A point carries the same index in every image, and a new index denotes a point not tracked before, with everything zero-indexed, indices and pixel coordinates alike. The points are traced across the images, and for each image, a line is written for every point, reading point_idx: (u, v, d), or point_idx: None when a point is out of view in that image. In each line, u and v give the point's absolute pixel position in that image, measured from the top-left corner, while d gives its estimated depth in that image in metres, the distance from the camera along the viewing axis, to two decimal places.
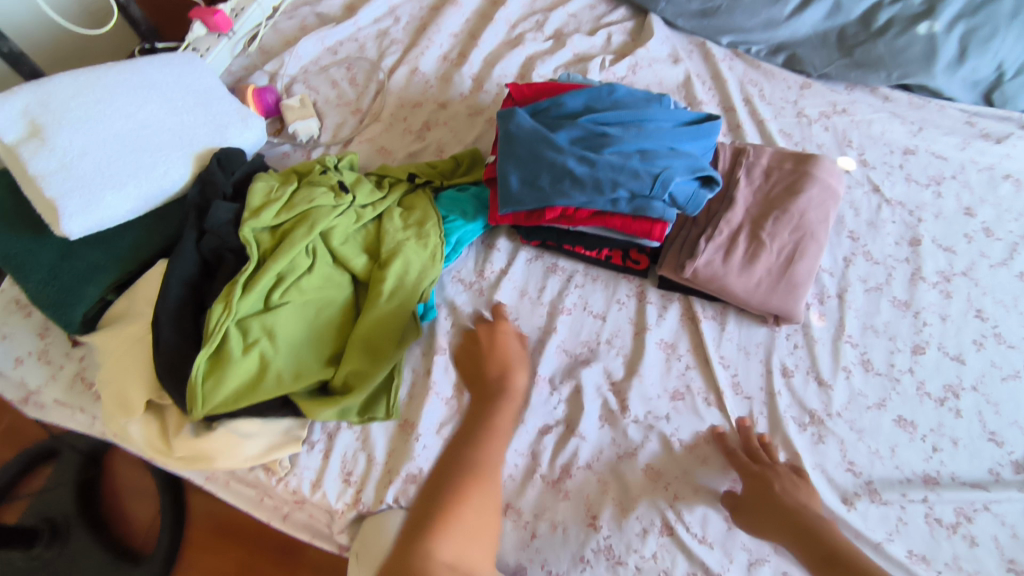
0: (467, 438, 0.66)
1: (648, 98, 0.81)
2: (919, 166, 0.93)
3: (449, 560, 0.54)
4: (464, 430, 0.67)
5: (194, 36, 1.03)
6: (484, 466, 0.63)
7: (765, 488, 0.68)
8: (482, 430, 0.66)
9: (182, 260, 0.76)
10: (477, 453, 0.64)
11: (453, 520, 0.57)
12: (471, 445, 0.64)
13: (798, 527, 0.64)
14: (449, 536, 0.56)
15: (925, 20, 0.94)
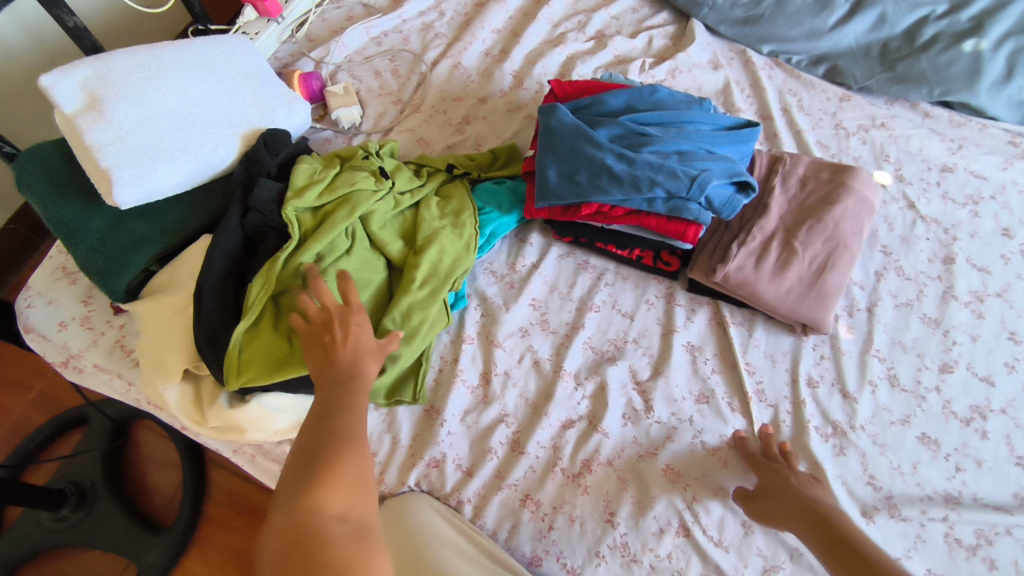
0: (329, 408, 0.56)
1: (689, 101, 0.82)
2: (958, 185, 0.92)
3: (338, 511, 0.48)
4: (322, 402, 0.56)
5: (245, 19, 1.07)
6: (357, 430, 0.54)
7: (782, 481, 0.69)
8: (343, 396, 0.57)
9: (227, 235, 0.79)
10: (349, 418, 0.55)
11: (335, 474, 0.50)
12: (334, 412, 0.55)
13: (808, 516, 0.65)
14: (332, 490, 0.48)
15: (971, 37, 0.93)
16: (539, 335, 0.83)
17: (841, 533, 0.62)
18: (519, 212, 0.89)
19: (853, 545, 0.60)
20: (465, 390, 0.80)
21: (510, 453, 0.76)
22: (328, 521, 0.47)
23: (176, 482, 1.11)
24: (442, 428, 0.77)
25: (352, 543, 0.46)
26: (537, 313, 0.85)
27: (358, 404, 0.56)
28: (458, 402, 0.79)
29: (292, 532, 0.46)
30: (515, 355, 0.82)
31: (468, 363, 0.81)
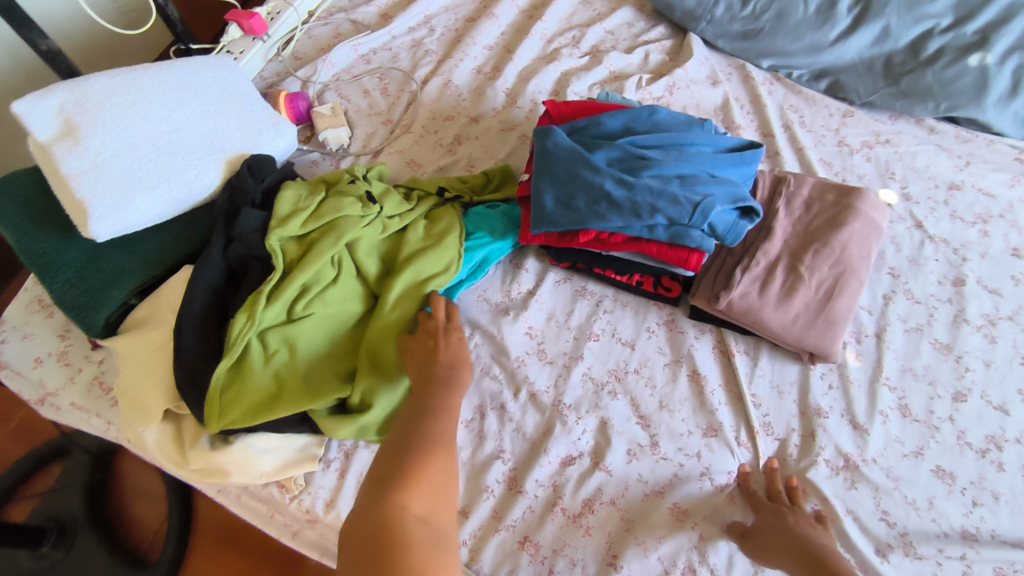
0: (423, 419, 0.58)
1: (689, 122, 0.79)
2: (966, 203, 0.89)
3: (421, 514, 0.49)
4: (415, 411, 0.59)
5: (229, 38, 1.03)
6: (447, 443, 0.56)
7: (778, 524, 0.65)
8: (438, 410, 0.59)
9: (208, 267, 0.76)
10: (439, 427, 0.57)
11: (422, 479, 0.51)
12: (428, 422, 0.58)
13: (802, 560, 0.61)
14: (417, 491, 0.50)
15: (977, 51, 0.90)
16: (535, 366, 0.80)
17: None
18: (514, 238, 0.86)
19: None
20: (459, 426, 0.77)
21: (507, 492, 0.73)
22: (410, 521, 0.48)
23: (161, 514, 1.06)
24: None
25: (431, 548, 0.47)
26: (533, 342, 0.82)
27: (443, 415, 0.59)
28: None
29: (377, 524, 0.47)
30: (511, 388, 0.79)
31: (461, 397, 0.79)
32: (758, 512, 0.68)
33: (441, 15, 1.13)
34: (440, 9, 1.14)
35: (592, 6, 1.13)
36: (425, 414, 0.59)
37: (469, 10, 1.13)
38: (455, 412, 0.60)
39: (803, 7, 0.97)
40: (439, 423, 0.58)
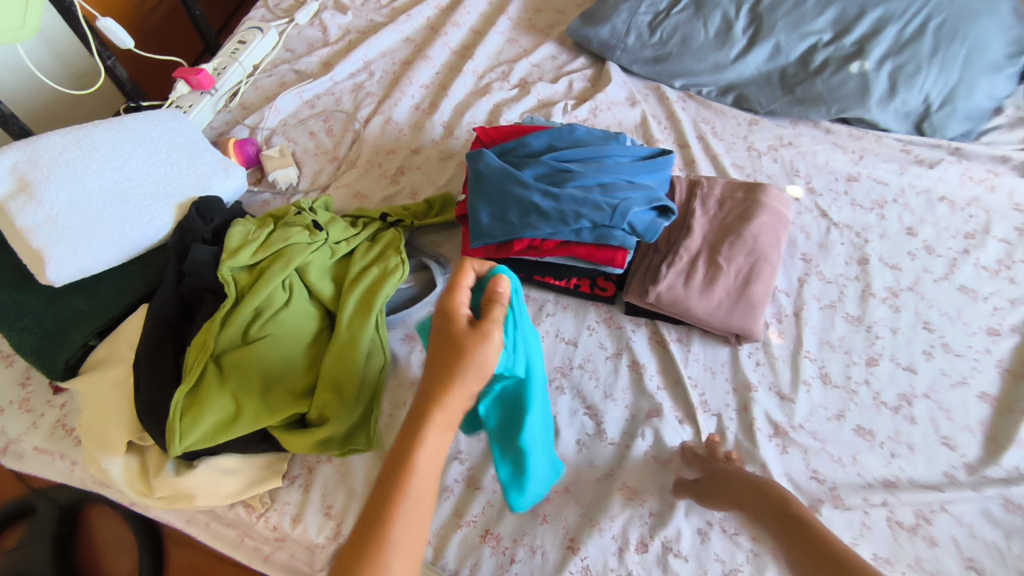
0: (381, 501, 0.46)
1: (606, 136, 0.87)
2: (863, 191, 0.99)
3: None
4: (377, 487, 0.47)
5: (178, 93, 1.10)
6: (411, 533, 0.46)
7: (723, 470, 0.72)
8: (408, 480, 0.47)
9: (163, 302, 0.80)
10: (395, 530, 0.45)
11: None
12: (388, 505, 0.46)
13: (754, 497, 0.69)
14: None
15: (856, 60, 1.00)
16: None
17: (783, 505, 0.66)
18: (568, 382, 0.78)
19: (792, 512, 0.65)
20: None
21: (467, 489, 0.77)
22: None
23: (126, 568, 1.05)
24: None
25: None
26: None
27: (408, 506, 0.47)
28: None
29: None
30: None
31: None
32: (702, 469, 0.74)
33: (379, 60, 1.21)
34: (378, 54, 1.22)
35: (518, 44, 1.23)
36: (387, 489, 0.47)
37: (405, 54, 1.22)
38: (422, 491, 0.47)
39: (703, 31, 1.08)
40: (405, 500, 0.46)
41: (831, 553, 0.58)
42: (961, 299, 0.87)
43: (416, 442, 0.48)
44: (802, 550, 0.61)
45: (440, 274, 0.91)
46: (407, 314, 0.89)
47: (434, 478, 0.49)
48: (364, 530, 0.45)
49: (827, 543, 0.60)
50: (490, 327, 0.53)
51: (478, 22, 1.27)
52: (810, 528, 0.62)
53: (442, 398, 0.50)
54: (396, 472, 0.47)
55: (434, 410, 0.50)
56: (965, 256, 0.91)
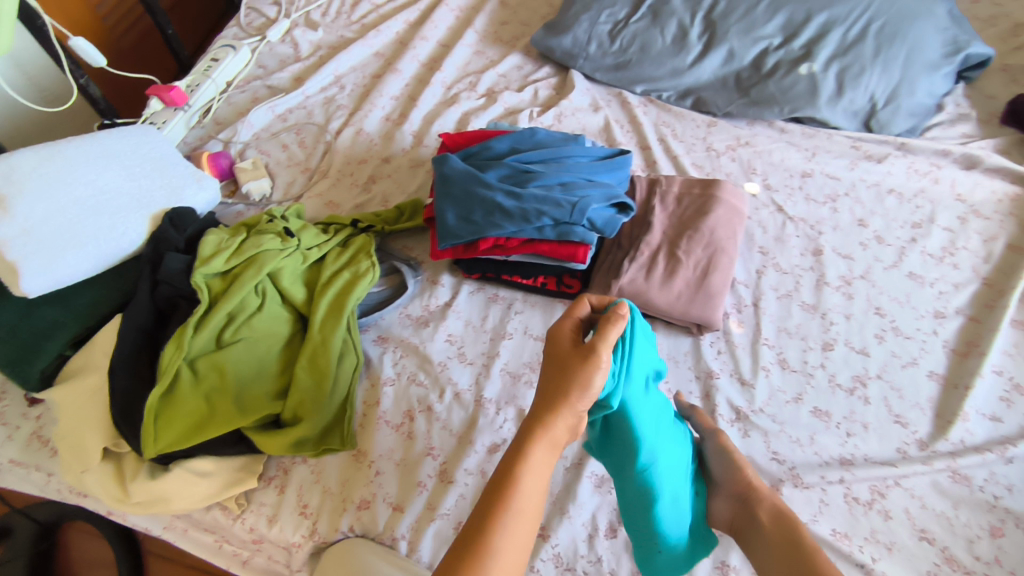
0: (491, 505, 0.48)
1: (566, 139, 0.91)
2: (816, 186, 1.03)
3: None
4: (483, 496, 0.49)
5: (151, 110, 1.11)
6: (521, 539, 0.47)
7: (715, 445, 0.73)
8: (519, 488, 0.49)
9: (137, 310, 0.82)
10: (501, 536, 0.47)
11: None
12: (498, 508, 0.48)
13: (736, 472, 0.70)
14: None
15: (804, 62, 1.06)
16: (458, 367, 0.87)
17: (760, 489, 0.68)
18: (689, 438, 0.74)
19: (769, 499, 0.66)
20: (389, 430, 0.82)
21: (439, 484, 0.78)
22: None
23: None
24: (371, 470, 0.79)
25: None
26: (454, 348, 0.89)
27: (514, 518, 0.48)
28: (382, 442, 0.81)
29: None
30: (436, 390, 0.85)
31: (389, 404, 0.85)
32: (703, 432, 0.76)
33: (349, 74, 1.24)
34: (349, 69, 1.25)
35: (485, 56, 1.27)
36: (494, 496, 0.48)
37: (375, 68, 1.26)
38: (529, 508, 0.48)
39: (661, 39, 1.13)
40: (517, 508, 0.48)
41: (803, 545, 0.60)
42: (909, 285, 0.92)
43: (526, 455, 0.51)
44: (773, 535, 0.63)
45: (410, 276, 0.94)
46: (379, 315, 0.92)
47: (543, 491, 0.50)
48: (475, 530, 0.47)
49: (799, 535, 0.62)
50: (598, 347, 0.56)
51: (446, 36, 1.31)
52: (785, 518, 0.64)
53: (550, 417, 0.53)
54: (505, 480, 0.49)
55: (544, 428, 0.52)
56: (912, 245, 0.96)
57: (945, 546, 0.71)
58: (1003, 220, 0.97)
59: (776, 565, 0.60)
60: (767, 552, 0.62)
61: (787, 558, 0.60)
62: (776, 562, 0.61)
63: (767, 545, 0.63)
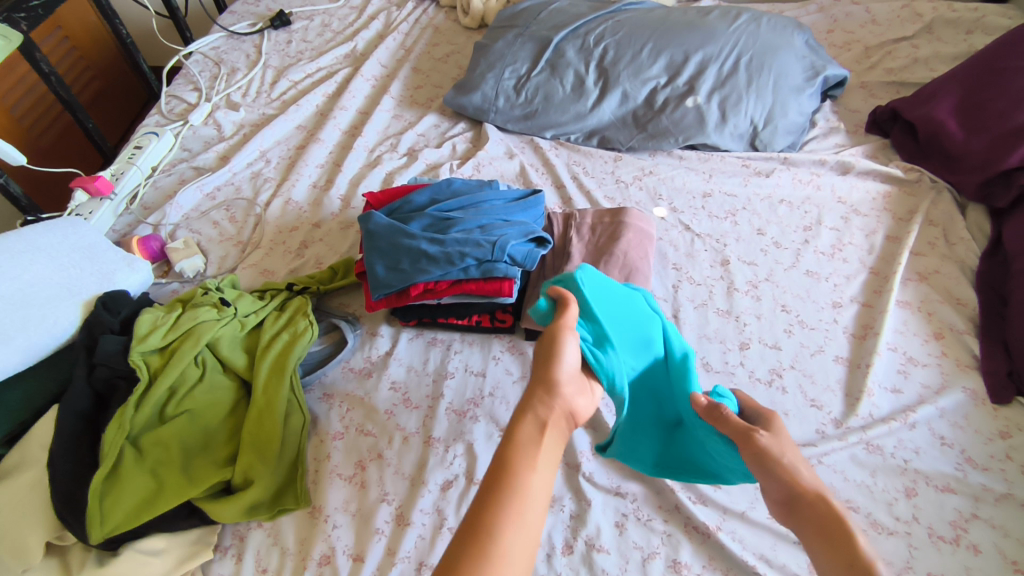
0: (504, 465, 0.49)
1: (480, 185, 1.00)
2: (717, 204, 1.14)
3: None
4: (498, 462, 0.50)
5: (77, 203, 1.13)
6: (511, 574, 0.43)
7: (739, 437, 0.60)
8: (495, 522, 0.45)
9: (75, 396, 0.82)
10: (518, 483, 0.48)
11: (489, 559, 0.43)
12: (475, 544, 0.44)
13: (777, 480, 0.57)
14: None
15: (689, 96, 1.17)
16: (404, 412, 0.90)
17: (801, 495, 0.56)
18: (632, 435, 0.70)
19: (813, 511, 0.54)
20: (342, 483, 0.84)
21: (396, 528, 0.79)
22: None
23: None
24: (327, 524, 0.80)
25: None
26: (399, 395, 0.92)
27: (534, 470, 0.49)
28: (336, 496, 0.82)
29: None
30: (385, 437, 0.87)
31: (340, 457, 0.86)
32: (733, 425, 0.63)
33: (274, 148, 1.30)
34: (273, 143, 1.31)
35: (402, 118, 1.34)
36: (469, 526, 0.45)
37: (299, 140, 1.31)
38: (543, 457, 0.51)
39: (561, 88, 1.24)
40: (499, 538, 0.44)
41: (858, 567, 0.49)
42: (808, 282, 1.01)
43: (502, 479, 0.48)
44: (825, 556, 0.51)
45: (349, 330, 0.98)
46: (322, 373, 0.94)
47: (529, 509, 0.47)
48: (449, 559, 0.43)
49: (851, 554, 0.50)
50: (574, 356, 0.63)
51: (364, 104, 1.38)
52: (832, 530, 0.52)
53: (512, 434, 0.52)
54: (478, 510, 0.46)
55: (514, 454, 0.50)
56: (806, 246, 1.06)
57: (869, 512, 0.77)
58: (879, 215, 1.10)
59: None
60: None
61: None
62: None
63: (823, 564, 0.52)
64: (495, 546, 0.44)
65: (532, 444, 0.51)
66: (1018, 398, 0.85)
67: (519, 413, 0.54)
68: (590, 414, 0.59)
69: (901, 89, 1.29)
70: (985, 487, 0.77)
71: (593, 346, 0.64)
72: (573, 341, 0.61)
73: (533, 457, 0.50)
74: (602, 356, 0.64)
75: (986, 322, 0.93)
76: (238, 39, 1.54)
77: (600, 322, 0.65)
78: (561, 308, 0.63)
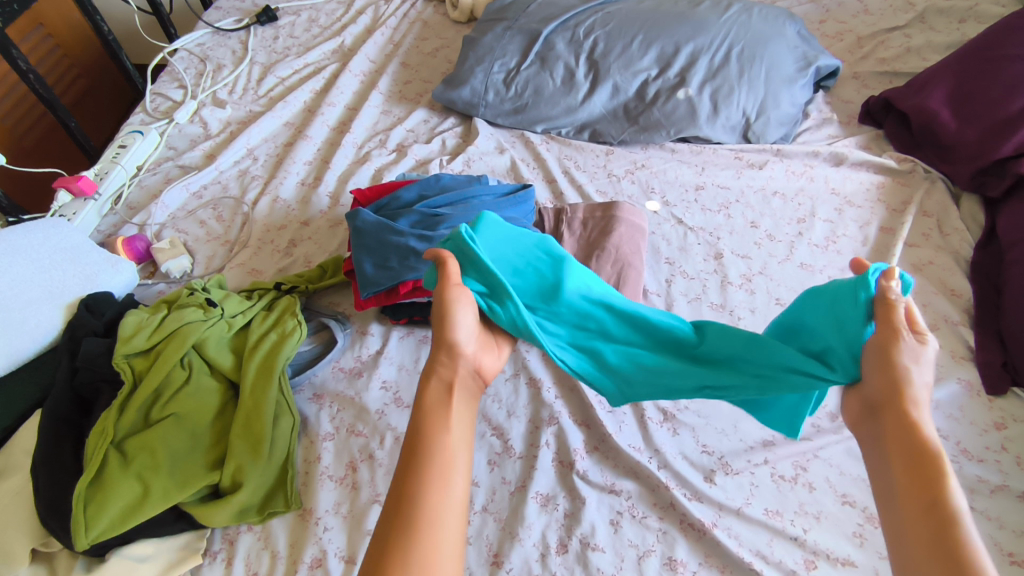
0: (414, 437, 0.53)
1: (469, 181, 0.99)
2: (710, 197, 1.12)
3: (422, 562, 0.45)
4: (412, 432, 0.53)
5: (60, 203, 1.11)
6: (439, 527, 0.47)
7: (877, 347, 0.54)
8: (414, 482, 0.49)
9: (57, 401, 0.81)
10: (435, 444, 0.52)
11: (413, 521, 0.46)
12: (401, 509, 0.47)
13: (885, 382, 0.53)
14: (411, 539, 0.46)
15: (681, 88, 1.16)
16: (395, 412, 0.89)
17: (906, 419, 0.51)
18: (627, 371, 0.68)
19: (912, 437, 0.49)
20: (333, 485, 0.82)
21: None
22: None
23: None
24: (317, 526, 0.78)
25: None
26: (390, 394, 0.91)
27: (446, 431, 0.53)
28: (328, 497, 0.81)
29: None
30: (376, 437, 0.86)
31: (331, 458, 0.85)
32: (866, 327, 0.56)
33: (261, 146, 1.28)
34: (260, 140, 1.29)
35: (392, 113, 1.33)
36: (392, 498, 0.48)
37: (286, 137, 1.30)
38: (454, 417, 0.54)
39: (551, 81, 1.22)
40: (423, 502, 0.48)
41: (938, 509, 0.45)
42: (802, 274, 1.00)
43: (414, 446, 0.52)
44: (905, 482, 0.47)
45: (338, 329, 0.96)
46: (311, 373, 0.93)
47: (444, 468, 0.50)
48: (384, 529, 0.47)
49: (931, 482, 0.46)
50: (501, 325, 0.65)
51: (353, 100, 1.37)
52: (924, 464, 0.47)
53: (421, 401, 0.56)
54: (398, 482, 0.49)
55: (427, 421, 0.54)
56: (799, 238, 1.05)
57: (865, 506, 0.76)
58: (873, 206, 1.09)
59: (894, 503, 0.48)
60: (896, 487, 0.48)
61: (912, 517, 0.46)
62: (896, 512, 0.47)
63: (888, 469, 0.49)
64: (422, 511, 0.47)
65: (441, 407, 0.55)
66: (1013, 388, 0.85)
67: (424, 380, 0.58)
68: (498, 370, 0.65)
69: (894, 79, 1.28)
70: (981, 479, 0.77)
71: (491, 299, 0.65)
72: (464, 301, 0.62)
73: (445, 419, 0.54)
74: (501, 305, 0.65)
75: (981, 312, 0.93)
76: (224, 35, 1.52)
77: (491, 275, 0.64)
78: (440, 267, 0.64)
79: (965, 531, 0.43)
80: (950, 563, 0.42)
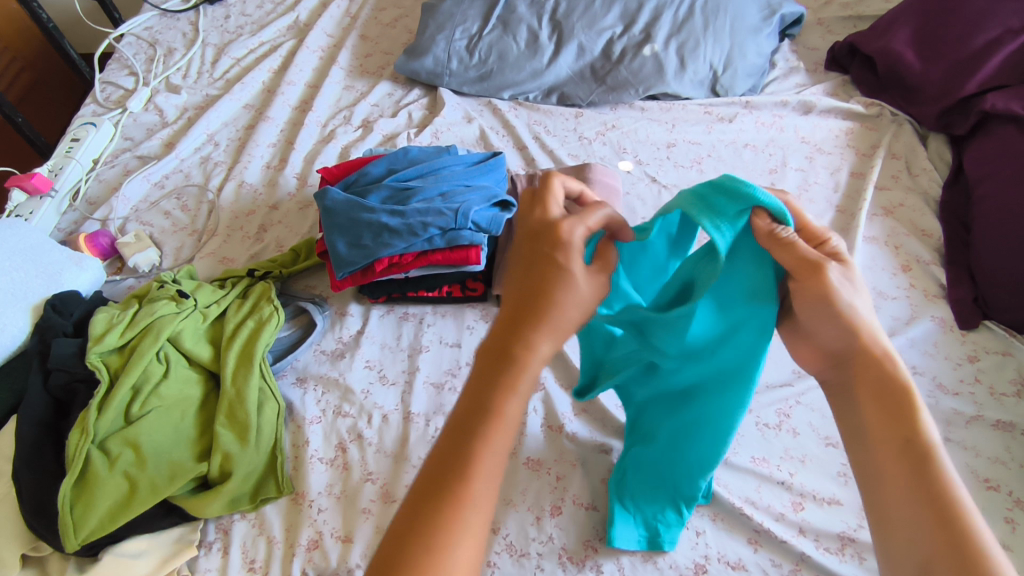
0: (482, 415, 0.43)
1: (438, 151, 0.98)
2: (682, 153, 1.11)
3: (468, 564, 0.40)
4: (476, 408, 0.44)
5: (15, 203, 1.07)
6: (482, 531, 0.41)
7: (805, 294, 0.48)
8: (473, 475, 0.41)
9: (32, 404, 0.79)
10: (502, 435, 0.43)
11: (464, 519, 0.40)
12: (451, 498, 0.40)
13: (836, 330, 0.47)
14: (461, 541, 0.40)
15: (646, 45, 1.15)
16: (380, 391, 0.88)
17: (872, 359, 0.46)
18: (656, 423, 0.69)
19: (881, 376, 0.45)
20: (324, 466, 0.82)
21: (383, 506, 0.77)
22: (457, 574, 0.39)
23: None
24: (311, 510, 0.78)
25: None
26: (374, 372, 0.90)
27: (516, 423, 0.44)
28: (318, 480, 0.81)
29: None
30: (364, 416, 0.86)
31: (320, 441, 0.84)
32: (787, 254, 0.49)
33: (221, 130, 1.24)
34: (220, 125, 1.25)
35: (354, 88, 1.29)
36: (443, 489, 0.41)
37: (247, 119, 1.26)
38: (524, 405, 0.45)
39: (516, 45, 1.20)
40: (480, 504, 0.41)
41: (915, 447, 0.43)
42: None
43: (486, 430, 0.43)
44: (880, 425, 0.45)
45: (316, 312, 0.95)
46: (293, 357, 0.91)
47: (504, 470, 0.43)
48: (425, 516, 0.40)
49: (909, 427, 0.43)
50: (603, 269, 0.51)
51: (313, 77, 1.32)
52: (896, 401, 0.44)
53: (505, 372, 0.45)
54: (456, 469, 0.42)
55: (501, 398, 0.44)
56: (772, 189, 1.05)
57: None
58: (843, 152, 1.09)
59: (869, 458, 0.45)
60: (877, 441, 0.44)
61: (890, 460, 0.43)
62: (872, 462, 0.45)
63: (861, 420, 0.46)
64: (472, 515, 0.41)
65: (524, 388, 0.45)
66: (984, 322, 0.87)
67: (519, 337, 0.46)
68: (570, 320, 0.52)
69: (858, 24, 1.28)
70: (957, 411, 0.79)
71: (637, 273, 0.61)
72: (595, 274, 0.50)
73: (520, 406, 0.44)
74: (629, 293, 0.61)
75: (951, 249, 0.94)
76: (172, 17, 1.46)
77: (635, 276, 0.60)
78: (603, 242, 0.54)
79: (943, 467, 0.42)
80: (936, 513, 0.40)
